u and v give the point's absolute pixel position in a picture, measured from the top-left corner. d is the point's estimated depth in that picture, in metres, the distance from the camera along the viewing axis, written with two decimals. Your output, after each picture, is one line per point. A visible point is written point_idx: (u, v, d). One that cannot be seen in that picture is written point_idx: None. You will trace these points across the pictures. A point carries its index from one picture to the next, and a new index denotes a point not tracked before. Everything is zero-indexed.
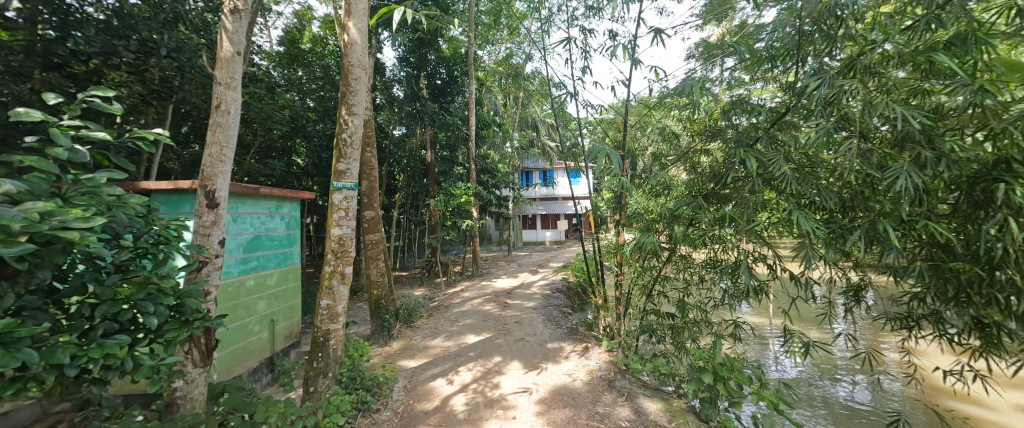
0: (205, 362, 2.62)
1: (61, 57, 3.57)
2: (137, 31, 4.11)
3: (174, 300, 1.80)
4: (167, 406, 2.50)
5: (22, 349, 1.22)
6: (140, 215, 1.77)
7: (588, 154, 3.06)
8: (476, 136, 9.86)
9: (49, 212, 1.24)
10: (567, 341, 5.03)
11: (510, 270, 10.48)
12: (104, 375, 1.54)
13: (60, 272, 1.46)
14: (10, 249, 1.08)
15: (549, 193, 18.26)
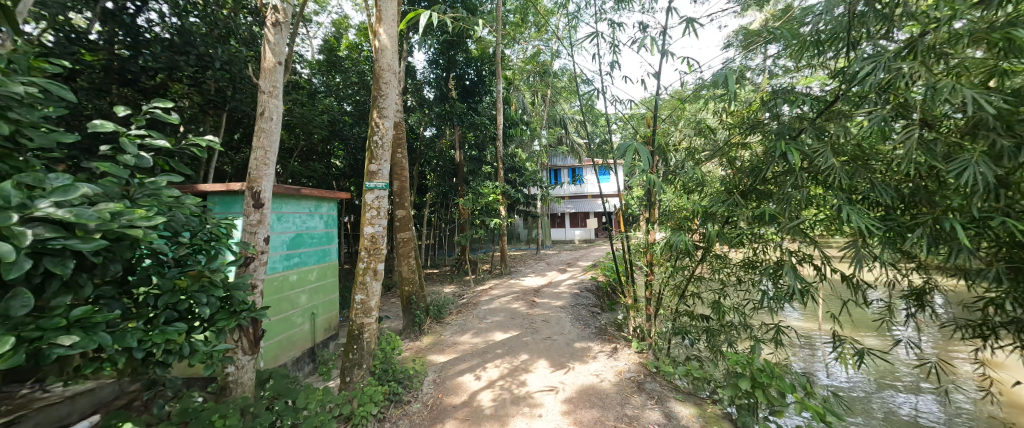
0: (254, 350, 2.78)
1: (134, 73, 4.13)
2: (196, 46, 4.52)
3: (224, 292, 1.89)
4: (221, 390, 2.67)
5: (99, 333, 1.32)
6: (195, 214, 1.90)
7: (616, 151, 3.01)
8: (504, 135, 9.88)
9: (119, 212, 1.32)
10: (595, 341, 4.93)
11: (539, 269, 10.40)
12: (165, 359, 1.64)
13: (130, 266, 1.60)
14: (84, 245, 1.16)
15: (578, 191, 18.03)
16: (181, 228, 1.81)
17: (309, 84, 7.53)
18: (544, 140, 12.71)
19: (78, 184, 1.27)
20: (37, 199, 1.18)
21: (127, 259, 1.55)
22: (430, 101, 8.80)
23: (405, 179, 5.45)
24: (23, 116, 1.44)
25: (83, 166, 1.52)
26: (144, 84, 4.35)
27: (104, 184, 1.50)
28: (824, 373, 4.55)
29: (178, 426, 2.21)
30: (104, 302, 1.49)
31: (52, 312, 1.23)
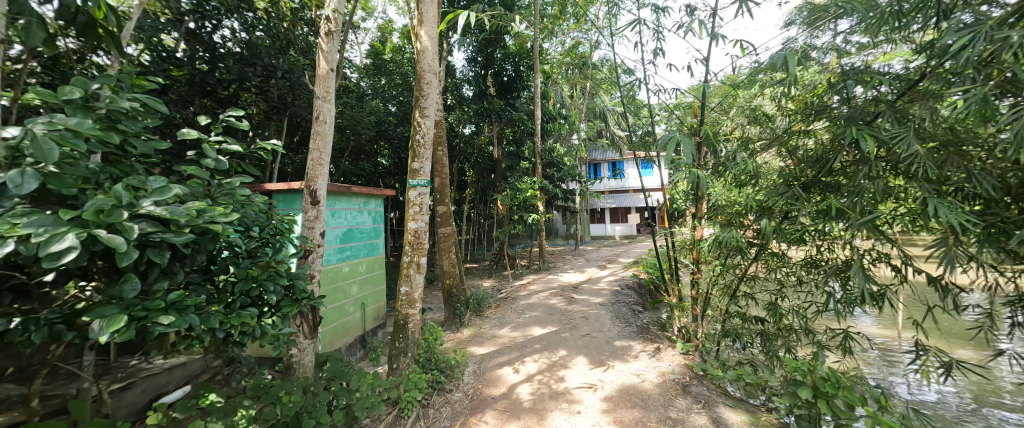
0: (314, 334, 2.96)
1: (212, 85, 4.62)
2: (262, 58, 4.92)
3: (288, 280, 2.03)
4: (287, 368, 2.89)
5: (189, 314, 1.47)
6: (264, 210, 2.05)
7: (659, 143, 2.90)
8: (543, 130, 9.79)
9: (203, 209, 1.45)
10: (637, 340, 4.77)
11: (578, 265, 10.22)
12: (241, 339, 1.79)
13: (212, 257, 1.76)
14: (178, 238, 1.28)
15: (620, 185, 17.49)
16: (251, 224, 1.96)
17: (358, 87, 7.88)
18: (583, 134, 12.44)
19: (170, 186, 1.40)
20: (140, 199, 1.32)
21: (211, 251, 1.71)
22: (469, 99, 8.90)
23: (446, 176, 5.54)
24: (129, 127, 1.63)
25: (175, 170, 1.69)
26: (219, 94, 4.78)
27: (191, 185, 1.66)
28: (906, 386, 4.07)
29: (252, 399, 2.41)
30: (192, 288, 1.65)
31: (154, 296, 1.37)
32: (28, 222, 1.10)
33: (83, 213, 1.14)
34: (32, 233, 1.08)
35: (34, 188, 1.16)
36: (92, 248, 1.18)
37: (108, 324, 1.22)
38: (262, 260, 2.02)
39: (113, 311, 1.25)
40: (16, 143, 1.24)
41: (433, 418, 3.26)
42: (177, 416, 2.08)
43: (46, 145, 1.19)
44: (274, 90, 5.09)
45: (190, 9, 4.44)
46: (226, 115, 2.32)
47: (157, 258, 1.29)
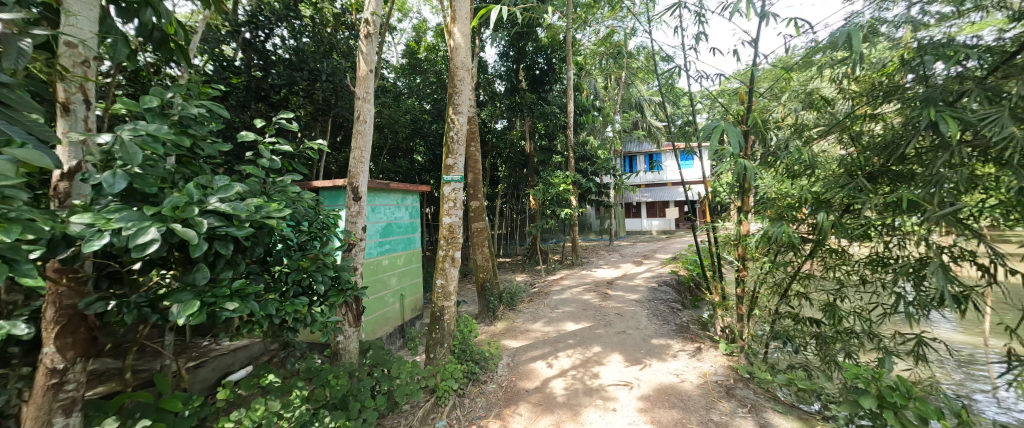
0: (358, 323, 3.07)
1: (265, 90, 4.95)
2: (308, 63, 5.17)
3: (334, 272, 2.11)
4: (334, 354, 3.03)
5: (250, 302, 1.57)
6: (312, 206, 2.15)
7: (701, 133, 2.77)
8: (576, 123, 9.61)
9: (260, 205, 1.54)
10: (676, 338, 4.59)
11: (613, 260, 9.98)
12: (295, 326, 1.90)
13: (270, 249, 1.88)
14: (240, 232, 1.37)
15: (657, 178, 16.86)
16: (302, 218, 2.07)
17: (394, 87, 8.11)
18: (617, 126, 12.08)
19: (232, 183, 1.50)
20: (208, 196, 1.42)
21: (268, 244, 1.82)
22: (501, 94, 8.88)
23: (479, 171, 5.55)
24: (197, 131, 1.78)
25: (236, 170, 1.82)
26: (271, 98, 5.10)
27: (250, 183, 1.78)
28: (992, 400, 3.61)
29: (304, 380, 2.56)
30: (252, 277, 1.77)
31: (221, 283, 1.51)
32: (119, 217, 1.21)
33: (162, 209, 1.26)
34: (123, 226, 1.19)
35: (123, 187, 1.31)
36: (170, 240, 1.29)
37: (185, 308, 1.34)
38: (312, 252, 2.14)
39: (188, 297, 1.39)
40: (109, 147, 1.42)
41: (469, 408, 3.30)
42: (242, 393, 2.25)
43: (132, 149, 1.33)
44: (318, 93, 5.34)
45: (246, 20, 4.86)
46: (280, 118, 2.46)
47: (223, 249, 1.40)
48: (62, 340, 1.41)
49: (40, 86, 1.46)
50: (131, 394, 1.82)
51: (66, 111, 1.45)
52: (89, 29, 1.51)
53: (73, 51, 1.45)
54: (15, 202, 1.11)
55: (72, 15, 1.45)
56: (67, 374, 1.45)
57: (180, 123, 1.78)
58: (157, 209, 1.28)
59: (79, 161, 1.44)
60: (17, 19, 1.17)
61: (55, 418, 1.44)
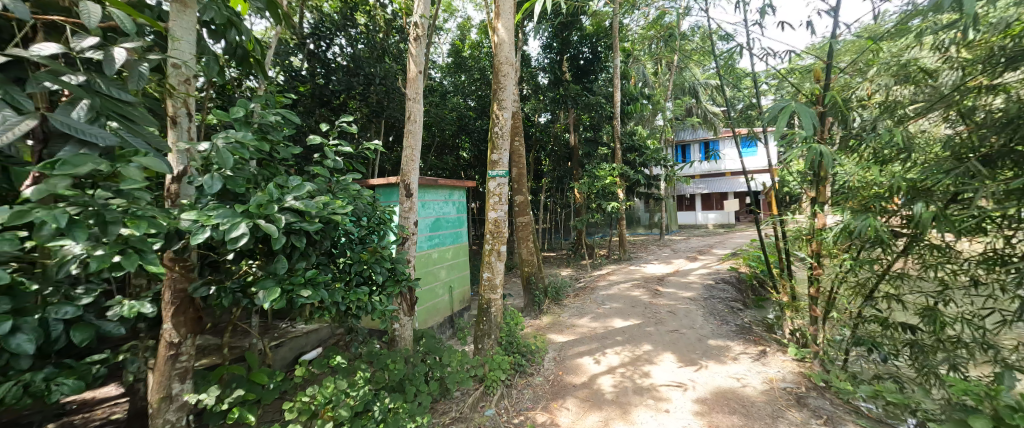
0: (412, 312, 3.17)
1: (327, 96, 5.30)
2: (363, 68, 5.45)
3: (390, 264, 2.19)
4: (391, 340, 3.15)
5: (321, 290, 1.68)
6: (371, 202, 2.24)
7: (769, 117, 2.54)
8: (623, 112, 9.24)
9: (327, 203, 1.63)
10: (737, 339, 4.27)
11: (664, 255, 9.52)
12: (358, 314, 1.99)
13: (335, 241, 1.98)
14: (312, 227, 1.48)
15: (713, 168, 15.80)
16: (362, 214, 2.17)
17: (440, 86, 8.29)
18: (668, 114, 11.42)
19: (303, 184, 1.60)
20: (284, 195, 1.53)
21: (334, 238, 1.93)
22: (545, 86, 8.76)
23: (523, 166, 5.52)
24: (275, 137, 1.93)
25: (305, 171, 1.95)
26: (332, 103, 5.44)
27: (318, 183, 1.91)
28: None
29: (365, 363, 2.68)
30: (322, 267, 1.87)
31: (297, 272, 1.64)
32: (217, 214, 1.33)
33: (249, 206, 1.37)
34: (220, 222, 1.32)
35: (220, 188, 1.49)
36: (255, 234, 1.41)
37: (269, 294, 1.48)
38: (371, 245, 2.23)
39: (271, 284, 1.53)
40: (207, 154, 1.57)
41: (517, 399, 3.30)
42: (313, 373, 2.42)
43: (225, 155, 1.48)
44: (373, 96, 5.60)
45: (310, 33, 5.27)
46: (342, 122, 2.59)
47: (298, 241, 1.52)
48: (177, 318, 1.59)
49: (154, 103, 1.67)
50: (228, 367, 2.02)
51: (174, 124, 1.65)
52: (189, 52, 1.68)
53: (178, 72, 1.62)
54: (141, 203, 1.26)
55: (175, 40, 1.62)
56: (182, 347, 1.67)
57: (260, 130, 1.94)
58: (244, 207, 1.40)
59: (185, 167, 1.59)
60: (137, 45, 1.32)
61: (173, 382, 1.67)
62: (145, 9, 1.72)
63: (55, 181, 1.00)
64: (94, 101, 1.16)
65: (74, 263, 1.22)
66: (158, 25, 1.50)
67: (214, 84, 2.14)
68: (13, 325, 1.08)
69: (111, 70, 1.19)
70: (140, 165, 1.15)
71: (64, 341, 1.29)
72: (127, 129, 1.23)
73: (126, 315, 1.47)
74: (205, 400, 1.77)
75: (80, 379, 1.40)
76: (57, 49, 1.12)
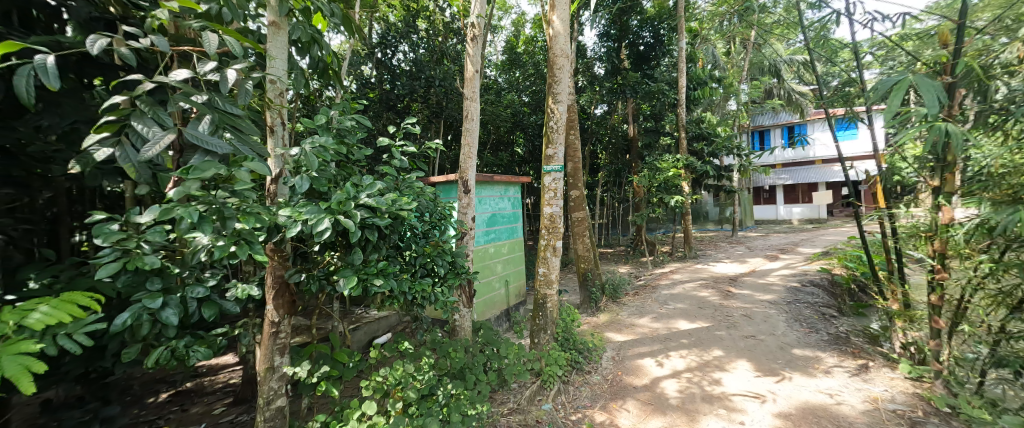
0: (471, 304, 3.23)
1: (393, 100, 5.63)
2: (424, 71, 5.69)
3: (450, 258, 2.24)
4: (451, 330, 3.23)
5: (391, 280, 1.76)
6: (431, 198, 2.30)
7: (876, 94, 2.19)
8: (689, 99, 8.58)
9: (396, 199, 1.70)
10: (829, 350, 3.76)
11: (736, 254, 8.72)
12: (423, 304, 2.06)
13: (402, 235, 2.07)
14: (383, 222, 1.55)
15: (799, 156, 14.15)
16: (425, 210, 2.24)
17: (495, 83, 8.35)
18: (741, 98, 10.39)
19: (375, 183, 1.69)
20: (359, 193, 1.62)
21: (401, 231, 2.01)
22: (602, 77, 8.42)
23: (579, 160, 5.36)
24: (351, 140, 2.06)
25: (375, 170, 2.05)
26: (396, 107, 5.76)
27: (387, 181, 2.01)
28: None
29: (429, 350, 2.78)
30: (391, 259, 1.96)
31: (371, 263, 1.74)
32: (306, 210, 1.45)
33: (330, 203, 1.47)
34: (309, 218, 1.44)
35: (308, 188, 1.62)
36: (336, 228, 1.51)
37: (348, 282, 1.59)
38: (433, 239, 2.29)
39: (349, 273, 1.64)
40: (297, 158, 1.72)
41: (574, 395, 3.23)
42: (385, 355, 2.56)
43: (312, 157, 1.61)
44: (433, 97, 5.81)
45: (378, 42, 5.65)
46: (407, 123, 2.70)
47: (370, 235, 1.61)
48: (276, 301, 1.79)
49: (256, 115, 1.86)
50: (316, 345, 2.22)
51: (272, 132, 1.83)
52: (283, 69, 1.85)
53: (274, 87, 1.79)
54: (250, 201, 1.42)
55: (272, 59, 1.80)
56: (280, 325, 1.87)
57: (338, 135, 2.09)
58: (327, 204, 1.51)
59: (281, 169, 1.78)
60: (244, 66, 1.47)
61: (274, 355, 1.87)
62: (249, 33, 1.93)
63: (189, 184, 1.16)
64: (215, 116, 1.29)
65: (203, 252, 1.37)
66: (260, 47, 1.67)
67: (300, 95, 2.35)
68: (162, 301, 1.27)
69: (225, 89, 1.33)
70: (250, 169, 1.28)
71: (197, 315, 1.45)
72: (239, 138, 1.37)
73: (240, 297, 1.65)
74: (300, 373, 1.96)
75: (209, 347, 1.56)
76: (187, 74, 1.26)
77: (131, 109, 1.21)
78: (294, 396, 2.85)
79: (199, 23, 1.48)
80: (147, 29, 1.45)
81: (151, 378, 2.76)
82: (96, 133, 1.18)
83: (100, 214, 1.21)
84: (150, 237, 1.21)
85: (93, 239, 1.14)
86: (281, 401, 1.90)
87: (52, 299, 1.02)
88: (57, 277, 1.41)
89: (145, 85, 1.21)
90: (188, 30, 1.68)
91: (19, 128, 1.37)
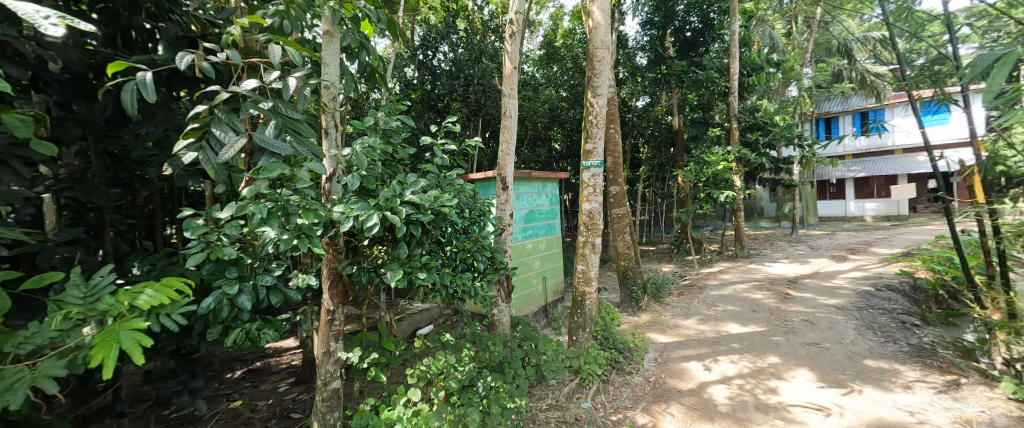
0: (509, 299, 3.26)
1: (434, 99, 5.79)
2: (463, 70, 5.78)
3: (490, 254, 2.27)
4: (490, 324, 3.28)
5: (433, 273, 1.83)
6: (471, 195, 2.34)
7: (976, 71, 1.92)
8: (741, 86, 8.00)
9: (438, 196, 1.75)
10: (908, 362, 3.40)
11: (796, 254, 8.08)
12: (464, 297, 2.12)
13: (443, 231, 2.13)
14: (426, 219, 1.61)
15: (877, 144, 12.89)
16: (465, 206, 2.28)
17: (533, 78, 8.30)
18: (804, 82, 9.52)
19: (418, 181, 1.74)
20: (404, 190, 1.69)
21: (443, 227, 2.07)
22: (645, 68, 7.94)
23: (619, 155, 5.19)
24: (394, 141, 2.14)
25: (418, 169, 2.12)
26: (437, 106, 5.91)
27: (429, 179, 2.07)
28: None
29: (469, 343, 2.83)
30: (433, 254, 2.03)
31: (415, 257, 1.82)
32: (357, 206, 1.54)
33: (378, 200, 1.55)
34: (359, 214, 1.52)
35: (359, 186, 1.72)
36: (384, 224, 1.59)
37: (394, 275, 1.67)
38: (473, 235, 2.33)
39: (395, 266, 1.73)
40: (349, 158, 1.82)
41: (614, 395, 3.17)
42: (429, 345, 2.66)
43: (361, 157, 1.70)
44: (472, 95, 5.89)
45: (420, 45, 5.84)
46: (448, 122, 2.75)
47: (414, 230, 1.67)
48: (331, 290, 1.92)
49: (313, 119, 1.99)
50: (366, 333, 2.35)
51: (326, 134, 1.95)
52: (336, 75, 1.96)
53: (328, 92, 1.90)
54: (308, 198, 1.52)
55: (326, 66, 1.91)
56: (335, 313, 1.99)
57: (385, 135, 2.18)
58: (376, 201, 1.59)
59: (334, 169, 1.90)
60: (303, 74, 1.57)
61: (330, 341, 1.99)
62: (306, 43, 2.06)
63: (259, 183, 1.28)
64: (279, 121, 1.40)
65: (271, 244, 1.49)
66: (316, 55, 1.79)
67: (350, 98, 2.47)
68: (238, 288, 1.40)
69: (287, 96, 1.43)
70: (310, 169, 1.38)
71: (266, 302, 1.58)
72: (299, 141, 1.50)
73: (300, 286, 1.77)
74: (352, 358, 2.09)
75: (276, 331, 1.71)
76: (256, 84, 1.37)
77: (211, 117, 1.33)
78: (347, 380, 3.05)
79: (265, 37, 1.61)
80: (222, 44, 1.59)
81: (227, 357, 3.07)
82: (184, 139, 1.32)
83: (187, 210, 1.36)
84: (228, 231, 1.34)
85: (183, 233, 1.28)
86: (336, 383, 2.03)
87: (155, 284, 1.16)
88: (154, 266, 1.61)
89: (222, 95, 1.33)
90: (254, 43, 1.82)
91: (124, 136, 1.58)
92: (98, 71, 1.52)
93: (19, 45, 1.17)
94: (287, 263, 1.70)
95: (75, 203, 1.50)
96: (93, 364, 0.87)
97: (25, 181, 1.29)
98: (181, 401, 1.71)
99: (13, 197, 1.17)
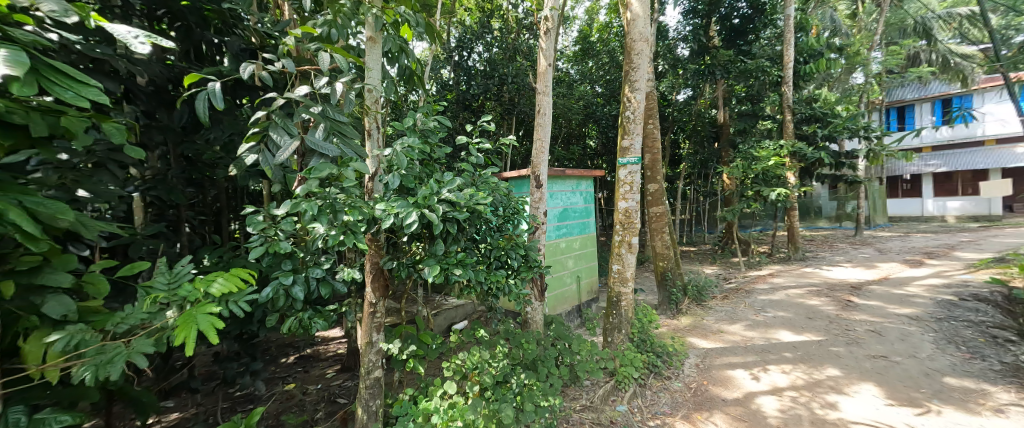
0: (543, 297, 3.28)
1: (468, 99, 5.88)
2: (497, 69, 5.81)
3: (524, 252, 2.29)
4: (524, 322, 3.31)
5: (468, 268, 1.88)
6: (506, 193, 2.36)
7: None
8: (796, 75, 7.46)
9: (473, 194, 1.79)
10: (999, 383, 3.06)
11: (863, 257, 7.47)
12: (498, 293, 2.16)
13: (477, 228, 2.17)
14: (462, 216, 1.65)
15: (965, 134, 11.48)
16: (499, 204, 2.29)
17: (567, 75, 8.20)
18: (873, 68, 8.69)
19: (454, 179, 1.79)
20: (441, 188, 1.74)
21: (477, 225, 2.11)
22: (686, 59, 7.70)
23: (658, 151, 5.03)
24: (431, 141, 2.20)
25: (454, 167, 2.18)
26: (471, 105, 5.99)
27: (465, 177, 2.12)
28: None
29: (503, 339, 2.85)
30: (468, 250, 2.08)
31: (451, 254, 1.88)
32: (398, 204, 1.61)
33: (417, 198, 1.61)
34: (399, 211, 1.58)
35: (399, 184, 1.79)
36: (422, 220, 1.65)
37: (432, 270, 1.73)
38: (507, 233, 2.36)
39: (433, 261, 1.79)
40: (390, 157, 1.90)
41: (651, 400, 3.10)
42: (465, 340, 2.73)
43: (401, 156, 1.77)
44: (506, 94, 5.92)
45: (455, 46, 5.95)
46: (483, 121, 2.77)
47: (450, 228, 1.72)
48: (373, 284, 2.02)
49: (356, 122, 2.09)
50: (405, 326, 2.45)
51: (369, 135, 2.04)
52: (378, 79, 2.05)
53: (370, 95, 1.99)
54: (354, 196, 1.61)
55: (368, 71, 2.01)
56: (376, 306, 2.09)
57: (423, 135, 2.26)
58: (414, 198, 1.65)
59: (377, 168, 1.99)
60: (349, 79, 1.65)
61: (373, 332, 2.09)
62: (351, 50, 2.17)
63: (310, 182, 1.37)
64: (327, 124, 1.49)
65: (321, 239, 1.59)
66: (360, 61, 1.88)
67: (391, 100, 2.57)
68: (292, 280, 1.52)
69: (334, 100, 1.52)
70: (355, 169, 1.46)
71: (317, 294, 1.70)
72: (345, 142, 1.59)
73: (346, 279, 1.88)
74: (392, 349, 2.18)
75: (325, 321, 1.82)
76: (307, 89, 1.47)
77: (269, 121, 1.44)
78: (388, 371, 3.19)
79: (314, 45, 1.71)
80: (279, 54, 1.72)
81: (281, 343, 3.31)
82: (247, 143, 1.44)
83: (249, 207, 1.48)
84: (284, 226, 1.45)
85: (246, 227, 1.40)
86: (378, 372, 2.13)
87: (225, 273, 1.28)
88: (221, 258, 1.77)
89: (279, 101, 1.44)
90: (305, 52, 1.95)
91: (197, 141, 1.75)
92: (176, 84, 1.69)
93: (114, 62, 1.33)
94: (334, 257, 1.81)
95: (158, 201, 1.69)
96: (176, 342, 0.98)
97: (119, 182, 1.47)
98: (243, 382, 1.89)
99: (111, 196, 1.35)
